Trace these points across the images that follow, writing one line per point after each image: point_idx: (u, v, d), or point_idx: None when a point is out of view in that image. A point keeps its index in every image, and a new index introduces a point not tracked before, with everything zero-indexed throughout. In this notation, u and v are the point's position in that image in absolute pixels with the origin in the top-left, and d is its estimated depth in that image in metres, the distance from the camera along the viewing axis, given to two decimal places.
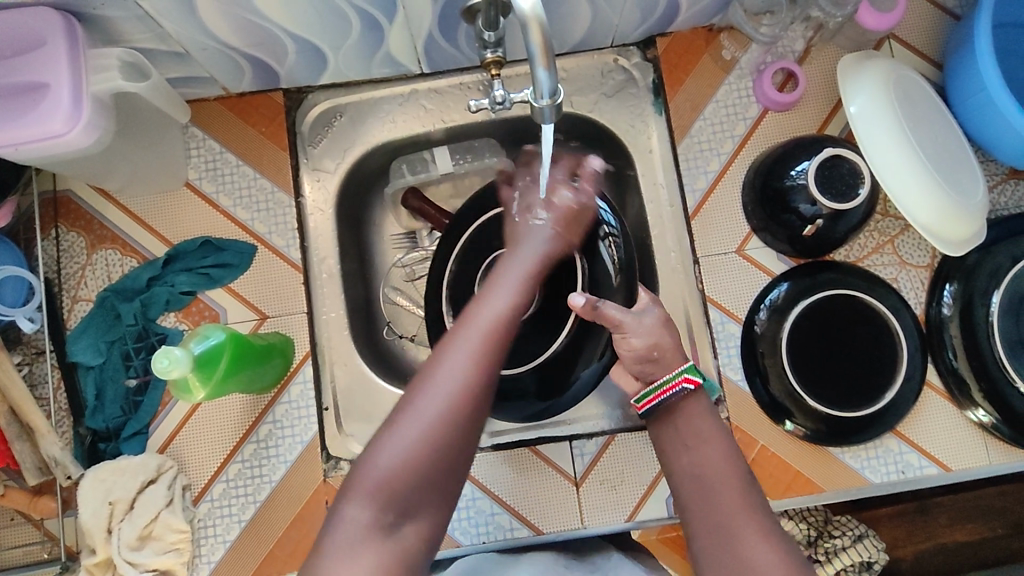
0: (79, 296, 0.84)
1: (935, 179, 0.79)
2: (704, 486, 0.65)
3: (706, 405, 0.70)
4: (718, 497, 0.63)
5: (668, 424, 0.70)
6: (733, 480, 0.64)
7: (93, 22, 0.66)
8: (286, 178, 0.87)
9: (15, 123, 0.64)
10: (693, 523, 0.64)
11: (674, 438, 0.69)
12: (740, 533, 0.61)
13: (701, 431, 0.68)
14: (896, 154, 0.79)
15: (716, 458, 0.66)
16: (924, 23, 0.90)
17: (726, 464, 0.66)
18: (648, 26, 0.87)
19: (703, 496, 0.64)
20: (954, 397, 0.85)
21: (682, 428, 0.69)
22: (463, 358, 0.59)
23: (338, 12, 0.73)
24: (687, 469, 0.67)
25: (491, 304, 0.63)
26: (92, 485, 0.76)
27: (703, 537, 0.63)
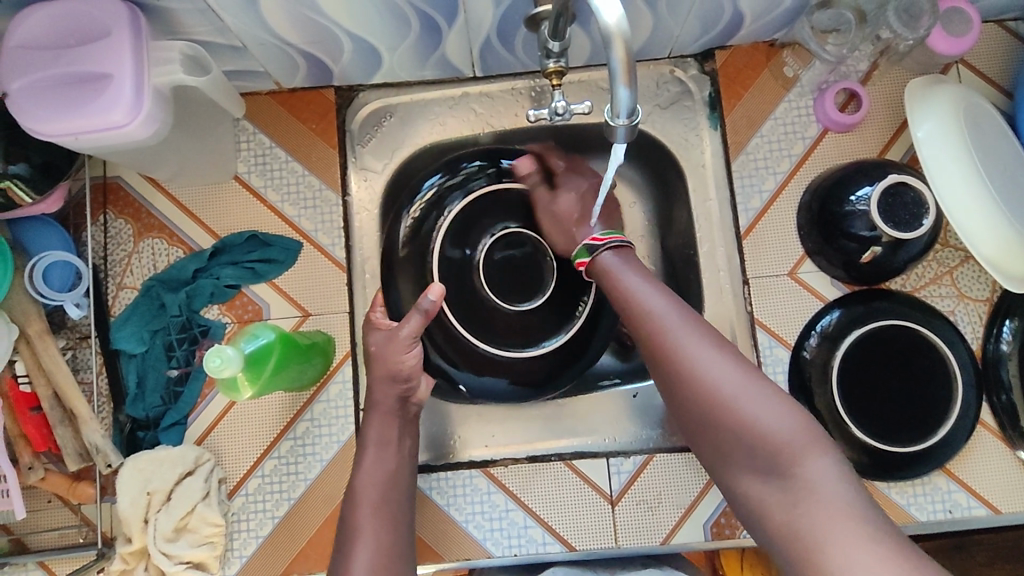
0: (124, 283, 0.84)
1: (992, 197, 0.77)
2: (646, 320, 0.65)
3: (620, 253, 0.73)
4: (663, 331, 0.63)
5: (608, 273, 0.72)
6: (687, 326, 0.63)
7: (157, 12, 0.66)
8: (335, 176, 0.87)
9: (73, 114, 0.63)
10: (648, 356, 0.65)
11: (615, 286, 0.70)
12: (692, 354, 0.61)
13: (632, 282, 0.69)
14: (950, 167, 0.78)
15: (658, 304, 0.66)
16: (995, 49, 0.87)
17: (669, 307, 0.65)
18: (709, 39, 0.85)
19: (654, 334, 0.64)
20: (1008, 436, 0.82)
21: (621, 293, 0.69)
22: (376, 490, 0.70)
23: (398, 13, 0.72)
24: (631, 314, 0.68)
25: (373, 439, 0.73)
26: (130, 475, 0.77)
27: (671, 382, 0.62)
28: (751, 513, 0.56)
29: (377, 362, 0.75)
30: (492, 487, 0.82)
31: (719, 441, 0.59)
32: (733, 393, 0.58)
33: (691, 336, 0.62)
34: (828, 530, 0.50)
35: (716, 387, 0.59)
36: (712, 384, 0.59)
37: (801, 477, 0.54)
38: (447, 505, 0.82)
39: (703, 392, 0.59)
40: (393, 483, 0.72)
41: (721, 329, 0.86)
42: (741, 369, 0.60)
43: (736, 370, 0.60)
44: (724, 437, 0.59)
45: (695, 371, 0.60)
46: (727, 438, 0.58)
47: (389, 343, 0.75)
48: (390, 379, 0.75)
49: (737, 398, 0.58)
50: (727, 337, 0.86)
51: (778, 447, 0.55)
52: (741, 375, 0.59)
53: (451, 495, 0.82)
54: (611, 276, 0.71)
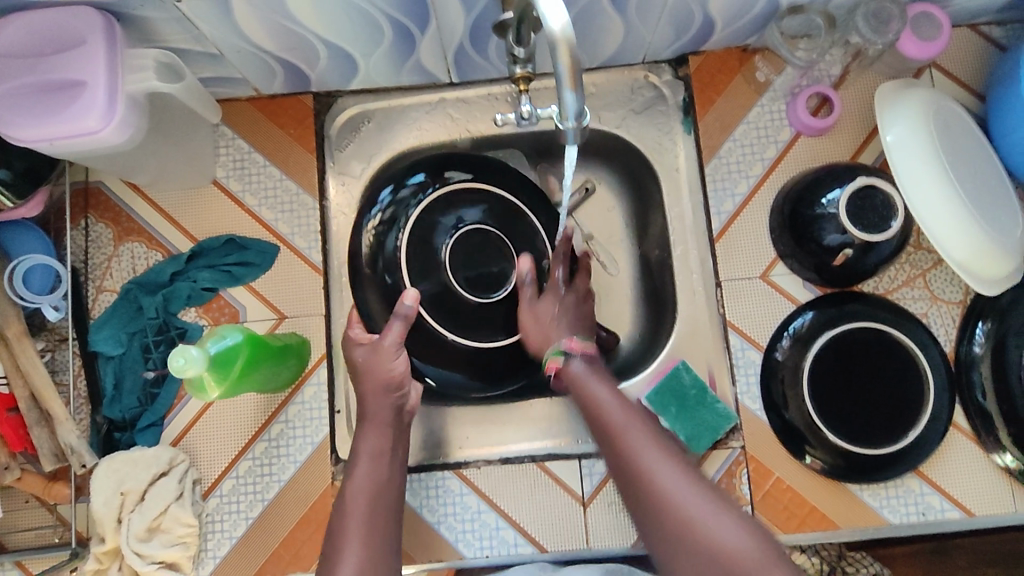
0: (104, 286, 0.85)
1: (961, 200, 0.77)
2: (618, 445, 0.65)
3: (587, 356, 0.73)
4: (636, 462, 0.62)
5: (573, 378, 0.71)
6: (653, 446, 0.63)
7: (132, 21, 0.67)
8: (312, 181, 0.88)
9: (48, 120, 0.65)
10: (623, 487, 0.64)
11: (581, 393, 0.70)
12: (660, 476, 0.61)
13: (599, 391, 0.69)
14: (916, 167, 0.78)
15: (624, 420, 0.66)
16: (967, 53, 0.87)
17: (633, 423, 0.65)
18: (681, 44, 0.86)
19: (627, 458, 0.63)
20: (981, 439, 0.82)
21: (591, 404, 0.68)
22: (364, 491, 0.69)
23: (370, 21, 0.74)
24: (601, 432, 0.67)
25: (370, 444, 0.73)
26: (105, 474, 0.78)
27: (636, 491, 0.62)
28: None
29: (365, 376, 0.75)
30: (465, 488, 0.83)
31: (679, 546, 0.58)
32: (702, 519, 0.58)
33: (663, 460, 0.62)
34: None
35: (689, 522, 0.58)
36: (678, 511, 0.59)
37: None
38: (420, 506, 0.82)
39: (663, 499, 0.60)
40: (386, 481, 0.71)
41: (694, 332, 0.87)
42: (690, 475, 0.61)
43: (699, 491, 0.60)
44: (686, 543, 0.57)
45: (664, 495, 0.60)
46: (686, 540, 0.58)
47: (373, 355, 0.74)
48: (383, 389, 0.74)
49: (700, 518, 0.58)
50: (700, 339, 0.86)
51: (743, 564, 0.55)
52: (692, 479, 0.60)
53: (425, 497, 0.82)
54: (578, 386, 0.70)
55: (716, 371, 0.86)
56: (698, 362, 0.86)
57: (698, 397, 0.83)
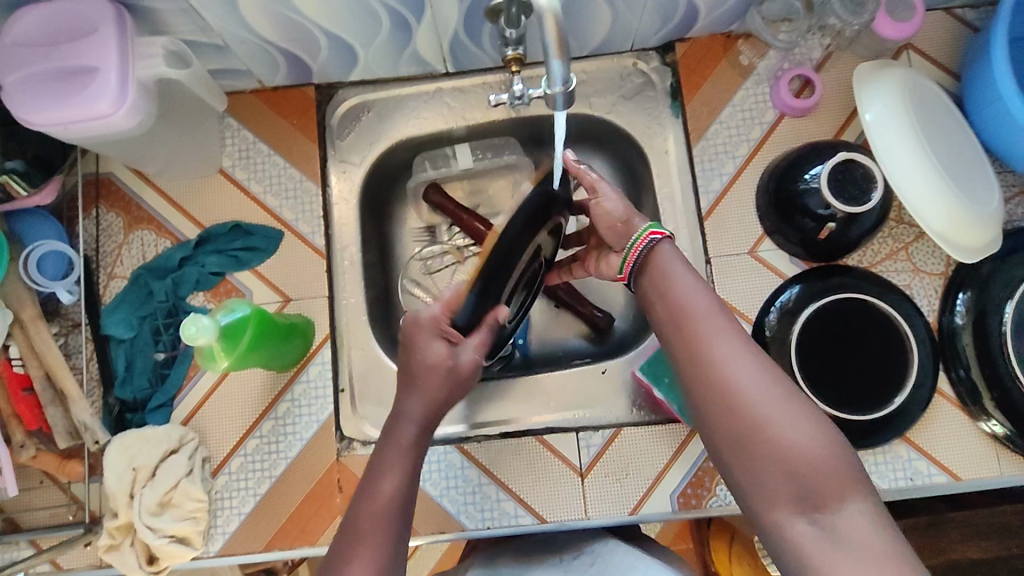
0: (115, 273, 0.88)
1: (938, 171, 0.80)
2: (698, 343, 0.63)
3: (677, 253, 0.68)
4: (718, 361, 0.61)
5: (657, 275, 0.67)
6: (735, 343, 0.62)
7: (142, 13, 0.71)
8: (314, 169, 0.92)
9: (61, 104, 0.68)
10: (692, 386, 0.62)
11: (661, 291, 0.67)
12: (742, 380, 0.60)
13: (685, 293, 0.65)
14: (903, 155, 0.80)
15: (705, 312, 0.64)
16: (942, 35, 0.91)
17: (715, 317, 0.64)
18: (667, 31, 0.90)
19: (705, 358, 0.62)
20: (965, 406, 0.85)
21: (667, 293, 0.66)
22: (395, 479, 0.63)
23: (368, 11, 0.77)
24: (677, 329, 0.65)
25: (401, 440, 0.65)
26: (117, 451, 0.80)
27: (707, 388, 0.61)
28: (774, 541, 0.57)
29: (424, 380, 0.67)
30: (466, 462, 0.85)
31: (749, 453, 0.58)
32: (779, 425, 0.57)
33: (747, 362, 0.60)
34: (852, 541, 0.53)
35: (770, 427, 0.58)
36: (757, 415, 0.58)
37: (836, 516, 0.54)
38: (423, 480, 0.85)
39: (742, 402, 0.59)
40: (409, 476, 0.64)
41: None
42: (775, 380, 0.60)
43: (784, 400, 0.59)
44: (761, 450, 0.58)
45: (744, 398, 0.59)
46: (761, 453, 0.58)
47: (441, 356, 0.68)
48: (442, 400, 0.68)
49: (782, 423, 0.57)
50: None
51: (820, 480, 0.55)
52: (775, 384, 0.59)
53: (427, 471, 0.85)
54: (658, 272, 0.67)
55: None
56: None
57: None
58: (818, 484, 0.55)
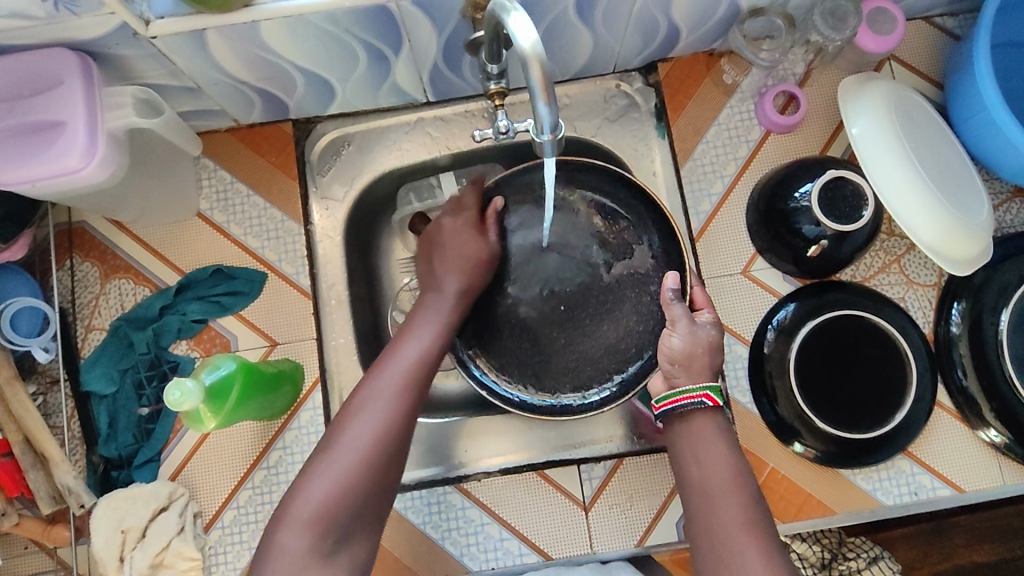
0: (92, 325, 0.85)
1: (927, 186, 0.79)
2: (712, 512, 0.63)
3: (715, 425, 0.66)
4: (739, 553, 0.60)
5: (679, 444, 0.67)
6: (753, 540, 0.61)
7: (110, 61, 0.69)
8: (296, 207, 0.89)
9: (29, 161, 0.65)
10: (702, 558, 0.63)
11: (686, 459, 0.66)
12: (746, 567, 0.60)
13: (708, 468, 0.65)
14: (895, 175, 0.80)
15: (726, 492, 0.64)
16: (923, 44, 0.90)
17: (737, 505, 0.63)
18: (649, 52, 0.89)
19: (716, 534, 0.62)
20: (965, 416, 0.84)
21: (693, 459, 0.66)
22: (382, 415, 0.66)
23: (345, 47, 0.75)
24: (695, 501, 0.65)
25: (439, 310, 0.74)
26: (104, 513, 0.77)
27: (716, 574, 0.61)
28: None
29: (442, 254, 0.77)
30: (467, 501, 0.83)
31: None
32: None
33: (753, 550, 0.60)
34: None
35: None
36: None
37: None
38: (423, 523, 0.83)
39: None
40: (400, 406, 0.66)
41: None
42: None
43: None
44: None
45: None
46: None
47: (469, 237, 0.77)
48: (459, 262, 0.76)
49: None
50: None
51: None
52: None
53: (427, 513, 0.83)
54: (683, 444, 0.66)
55: None
56: None
57: None
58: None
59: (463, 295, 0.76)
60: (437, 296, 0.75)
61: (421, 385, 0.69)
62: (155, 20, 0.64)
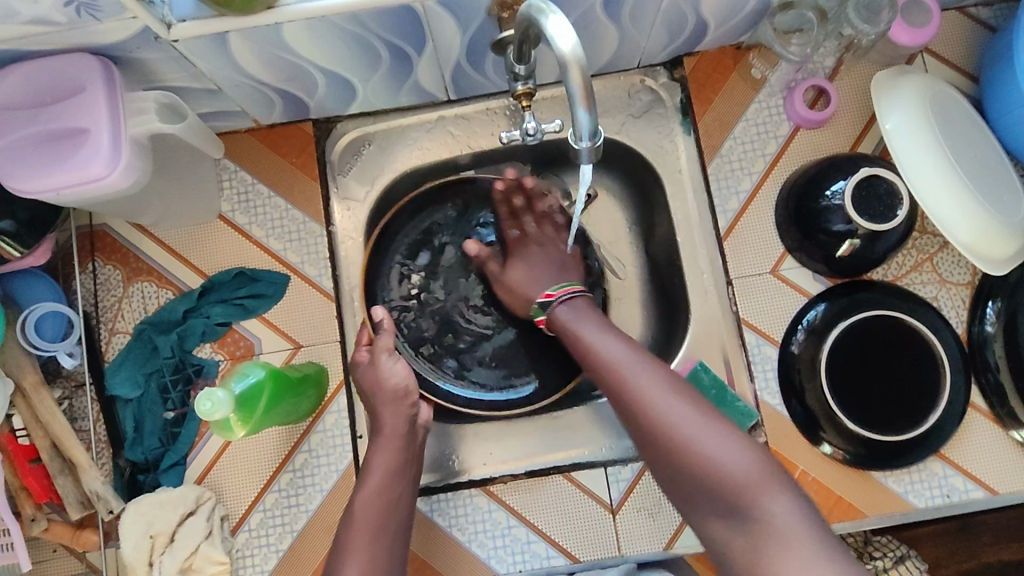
0: (117, 328, 0.85)
1: (965, 184, 0.78)
2: (597, 365, 0.68)
3: (585, 304, 0.74)
4: (629, 383, 0.64)
5: (564, 324, 0.73)
6: (643, 368, 0.65)
7: (131, 64, 0.68)
8: (317, 208, 0.88)
9: (54, 169, 0.64)
10: (615, 405, 0.66)
11: (574, 332, 0.71)
12: (649, 391, 0.63)
13: (591, 333, 0.69)
14: (935, 176, 0.78)
15: (610, 344, 0.68)
16: (958, 36, 0.88)
17: (627, 352, 0.67)
18: (676, 46, 0.86)
19: (619, 381, 0.65)
20: (999, 418, 0.83)
21: (574, 334, 0.71)
22: (360, 564, 0.64)
23: (368, 47, 0.74)
24: (590, 361, 0.69)
25: (382, 460, 0.72)
26: (133, 518, 0.77)
27: (624, 412, 0.64)
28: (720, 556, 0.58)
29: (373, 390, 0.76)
30: (493, 504, 0.83)
31: (680, 472, 0.60)
32: (696, 435, 0.60)
33: (654, 383, 0.63)
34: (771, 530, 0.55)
35: (686, 440, 0.60)
36: (689, 434, 0.60)
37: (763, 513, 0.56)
38: (450, 526, 0.82)
39: (665, 420, 0.61)
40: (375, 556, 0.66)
41: (709, 333, 0.87)
42: (691, 397, 0.62)
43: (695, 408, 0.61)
44: (686, 470, 0.60)
45: (652, 410, 0.62)
46: (691, 470, 0.59)
47: (372, 367, 0.76)
48: (393, 399, 0.75)
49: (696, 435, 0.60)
50: (714, 337, 0.87)
51: (737, 484, 0.57)
52: (690, 398, 0.62)
53: (453, 516, 0.82)
54: (567, 326, 0.72)
55: (733, 370, 0.86)
56: (715, 361, 0.87)
57: (717, 397, 0.84)
58: (760, 505, 0.56)
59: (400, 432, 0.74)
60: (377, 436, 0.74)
61: (398, 517, 0.70)
62: (177, 23, 0.63)
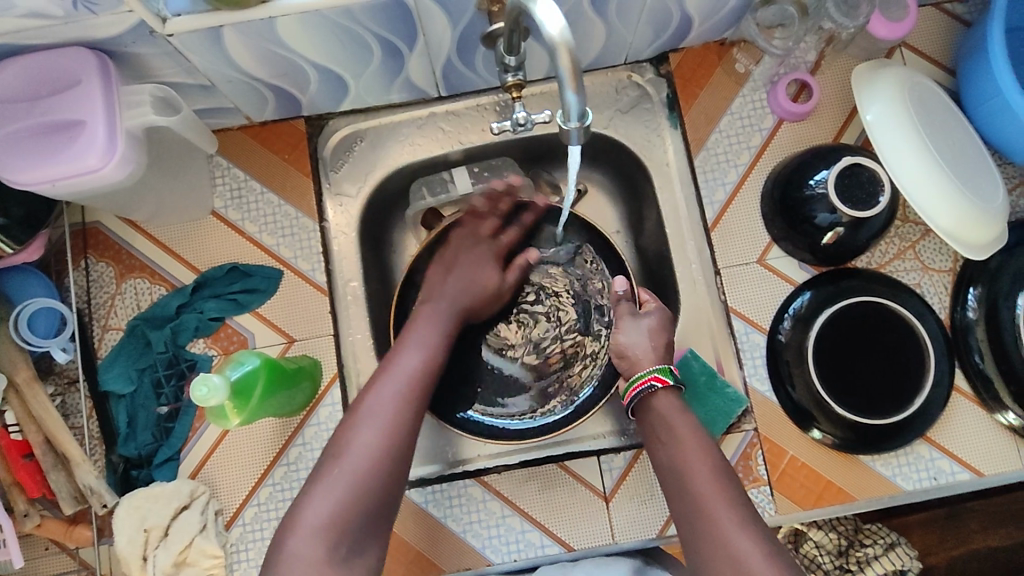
0: (109, 324, 0.85)
1: (945, 170, 0.80)
2: (685, 488, 0.66)
3: (676, 401, 0.71)
4: (717, 524, 0.62)
5: (651, 422, 0.71)
6: (731, 507, 0.63)
7: (126, 59, 0.68)
8: (310, 204, 0.89)
9: (50, 161, 0.65)
10: (692, 541, 0.64)
11: (659, 426, 0.70)
12: (736, 540, 0.61)
13: (683, 442, 0.68)
14: (931, 185, 0.80)
15: (699, 467, 0.66)
16: (934, 30, 0.90)
17: (715, 483, 0.65)
18: (662, 42, 0.88)
19: (696, 501, 0.64)
20: (983, 401, 0.85)
21: (665, 446, 0.68)
22: (388, 407, 0.67)
23: (361, 42, 0.75)
24: (676, 479, 0.67)
25: (425, 335, 0.75)
26: (127, 513, 0.77)
27: (703, 553, 0.62)
28: None
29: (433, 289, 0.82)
30: (487, 494, 0.83)
31: None
32: None
33: (741, 530, 0.62)
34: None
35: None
36: None
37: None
38: (444, 516, 0.83)
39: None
40: (403, 416, 0.67)
41: (698, 322, 0.89)
42: (774, 551, 0.60)
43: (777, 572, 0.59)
44: None
45: (735, 561, 0.60)
46: None
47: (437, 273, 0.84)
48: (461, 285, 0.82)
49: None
50: (704, 325, 0.88)
51: None
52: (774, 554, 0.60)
53: (447, 507, 0.83)
54: (657, 429, 0.70)
55: (722, 357, 0.87)
56: (705, 350, 0.88)
57: (707, 383, 0.85)
58: None
59: (456, 309, 0.80)
60: (431, 308, 0.78)
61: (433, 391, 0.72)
62: (172, 17, 0.64)
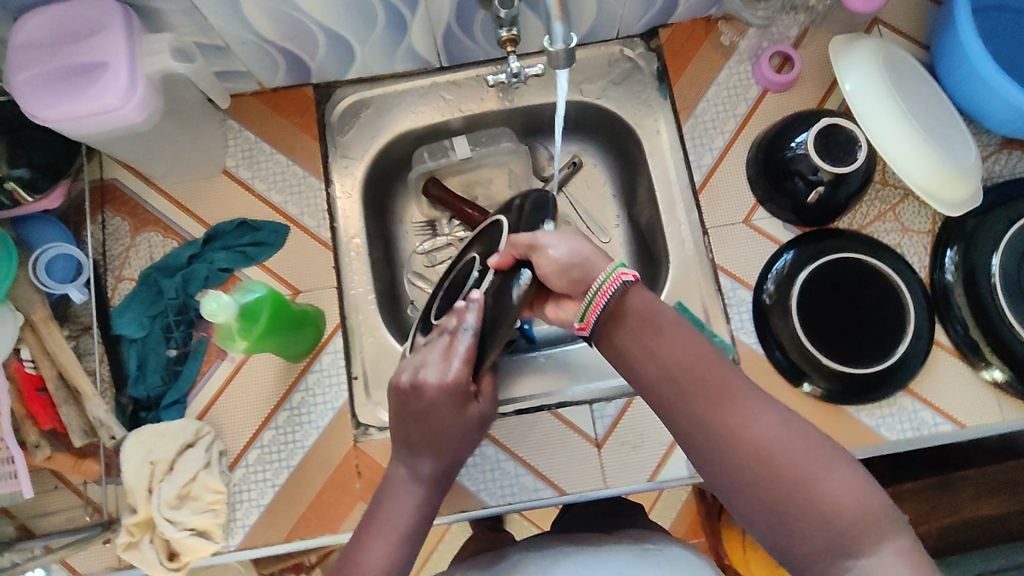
0: (123, 275, 0.89)
1: (918, 130, 0.84)
2: (686, 391, 0.60)
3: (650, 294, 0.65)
4: (728, 422, 0.58)
5: (625, 317, 0.64)
6: (741, 400, 0.59)
7: (147, 13, 0.74)
8: (317, 164, 0.94)
9: (73, 98, 0.70)
10: (709, 456, 0.59)
11: (633, 337, 0.63)
12: (761, 439, 0.57)
13: (661, 338, 0.63)
14: (914, 153, 0.84)
15: (698, 363, 0.61)
16: (909, 8, 0.96)
17: (713, 365, 0.61)
18: (650, 17, 0.94)
19: (693, 396, 0.60)
20: (964, 355, 0.87)
21: (648, 347, 0.63)
22: None
23: (365, 6, 0.81)
24: (664, 374, 0.62)
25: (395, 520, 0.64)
26: (133, 447, 0.80)
27: (705, 415, 0.59)
28: None
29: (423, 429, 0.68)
30: (483, 440, 0.86)
31: (781, 515, 0.55)
32: (800, 464, 0.55)
33: (770, 429, 0.57)
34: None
35: (823, 502, 0.54)
36: (819, 504, 0.54)
37: (876, 560, 0.51)
38: None
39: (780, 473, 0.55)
40: None
41: (688, 277, 0.92)
42: (792, 429, 0.57)
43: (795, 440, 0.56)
44: (805, 535, 0.54)
45: (758, 456, 0.56)
46: (802, 522, 0.54)
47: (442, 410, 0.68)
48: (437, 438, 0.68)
49: (821, 475, 0.55)
50: (692, 285, 0.92)
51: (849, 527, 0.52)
52: (793, 431, 0.57)
53: None
54: (634, 324, 0.64)
55: (712, 313, 0.90)
56: (694, 302, 0.91)
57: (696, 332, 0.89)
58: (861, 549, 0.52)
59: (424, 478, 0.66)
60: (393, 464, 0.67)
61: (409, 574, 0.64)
62: None
